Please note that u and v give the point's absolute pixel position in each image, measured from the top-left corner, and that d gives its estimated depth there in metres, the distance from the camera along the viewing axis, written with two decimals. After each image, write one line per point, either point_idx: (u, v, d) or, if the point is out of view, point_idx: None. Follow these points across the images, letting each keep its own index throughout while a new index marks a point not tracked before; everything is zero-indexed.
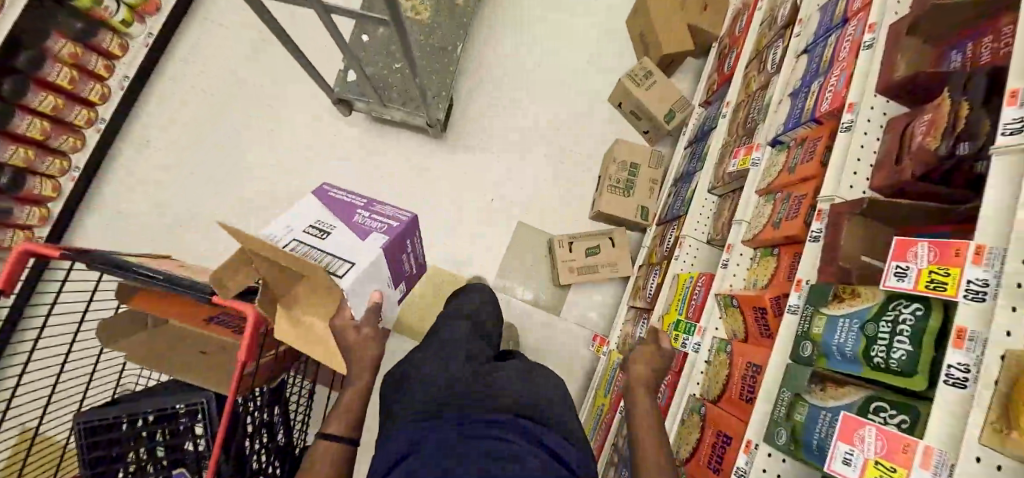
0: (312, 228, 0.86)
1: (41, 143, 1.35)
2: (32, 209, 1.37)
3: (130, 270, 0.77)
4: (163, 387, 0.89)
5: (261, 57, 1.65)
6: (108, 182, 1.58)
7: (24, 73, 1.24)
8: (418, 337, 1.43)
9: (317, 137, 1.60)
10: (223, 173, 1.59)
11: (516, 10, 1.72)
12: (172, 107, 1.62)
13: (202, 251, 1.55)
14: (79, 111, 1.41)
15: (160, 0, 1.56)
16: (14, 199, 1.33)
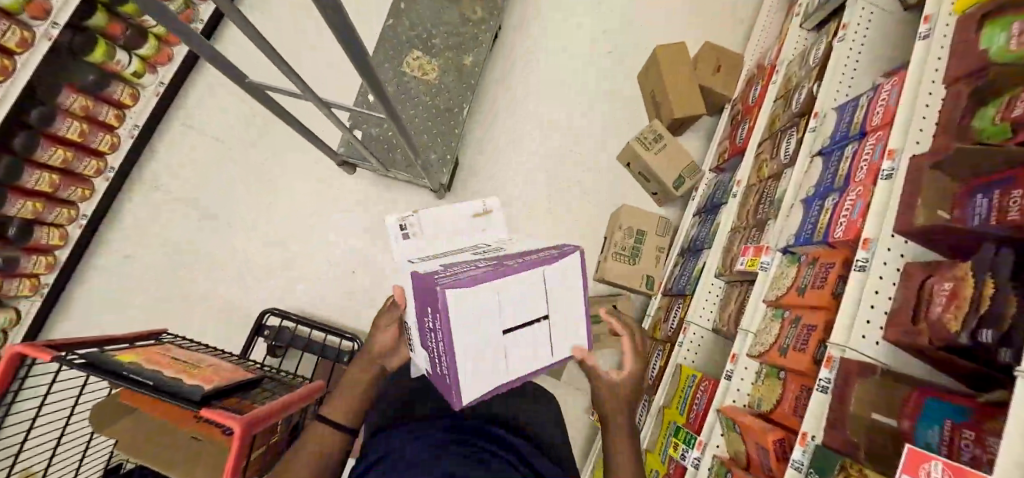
0: (480, 251, 0.71)
1: (50, 195, 1.36)
2: (39, 258, 1.39)
3: (122, 378, 0.77)
4: None
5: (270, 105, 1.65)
6: (116, 227, 1.59)
7: (35, 129, 1.24)
8: None
9: (320, 198, 1.60)
10: (223, 219, 1.60)
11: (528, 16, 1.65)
12: (180, 153, 1.63)
13: (203, 293, 1.57)
14: (89, 162, 1.42)
15: (173, 50, 1.57)
16: (21, 249, 1.35)
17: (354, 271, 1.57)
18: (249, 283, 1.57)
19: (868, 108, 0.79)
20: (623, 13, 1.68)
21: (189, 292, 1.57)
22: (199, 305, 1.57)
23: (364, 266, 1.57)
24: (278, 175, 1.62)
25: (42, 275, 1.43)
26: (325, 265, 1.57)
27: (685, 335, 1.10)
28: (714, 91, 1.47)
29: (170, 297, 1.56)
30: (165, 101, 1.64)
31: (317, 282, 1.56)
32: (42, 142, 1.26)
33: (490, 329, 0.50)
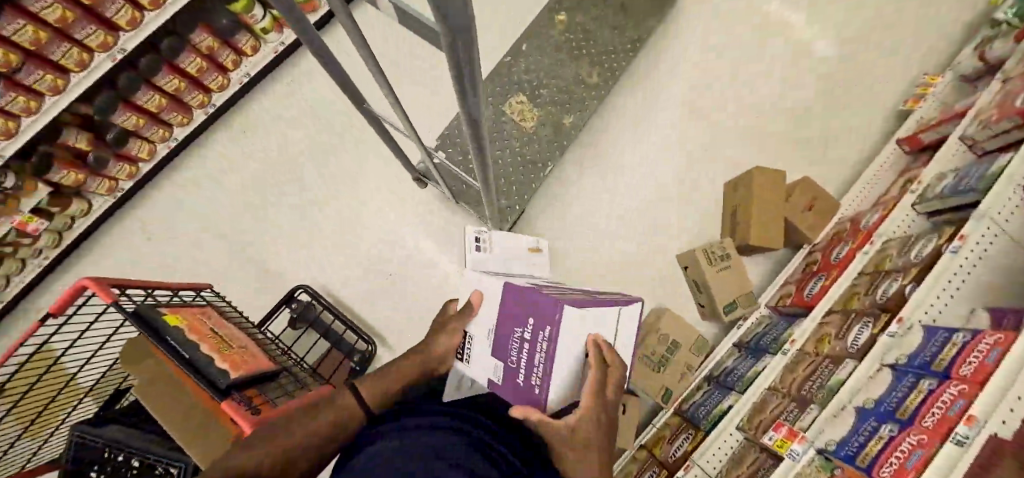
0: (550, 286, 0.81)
1: (155, 114, 1.46)
2: (124, 166, 1.50)
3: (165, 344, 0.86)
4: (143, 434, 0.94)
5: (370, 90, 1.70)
6: (196, 155, 1.68)
7: (163, 55, 1.34)
8: None
9: (385, 194, 1.65)
10: (291, 181, 1.67)
11: (642, 91, 1.63)
12: (276, 108, 1.71)
13: (285, 266, 1.61)
14: (196, 95, 1.51)
15: None
16: (113, 154, 1.46)
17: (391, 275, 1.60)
18: (295, 252, 1.62)
19: (959, 352, 0.75)
20: (728, 107, 1.65)
21: (239, 240, 1.63)
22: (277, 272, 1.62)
23: (402, 274, 1.60)
24: (355, 162, 1.68)
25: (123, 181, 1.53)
26: (367, 259, 1.61)
27: (685, 472, 1.07)
28: (799, 230, 1.42)
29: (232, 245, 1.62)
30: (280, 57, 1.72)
31: (354, 271, 1.60)
32: (165, 68, 1.36)
33: (580, 348, 0.63)
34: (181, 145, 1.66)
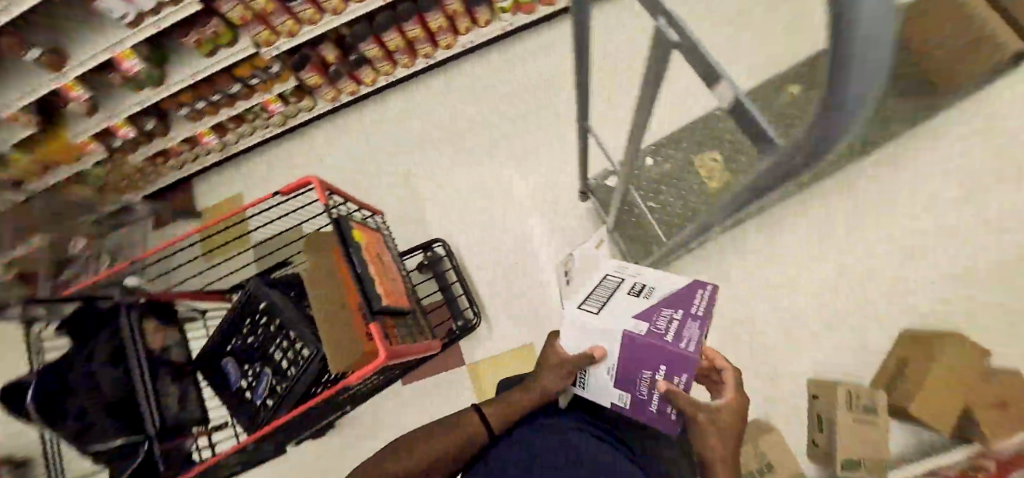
0: (635, 291, 0.84)
1: (391, 52, 1.75)
2: (349, 84, 1.79)
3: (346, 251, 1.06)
4: (300, 317, 1.22)
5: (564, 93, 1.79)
6: (400, 93, 1.92)
7: (417, 7, 1.62)
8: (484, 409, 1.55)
9: (538, 189, 1.71)
10: (463, 145, 1.82)
11: (833, 204, 1.53)
12: (478, 76, 1.88)
13: (421, 198, 1.79)
14: (425, 47, 1.76)
15: (538, 7, 1.79)
16: (349, 72, 1.77)
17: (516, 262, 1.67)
18: (442, 207, 1.76)
19: None
20: (937, 254, 1.43)
21: (405, 178, 1.83)
22: (411, 200, 1.80)
23: (526, 267, 1.65)
24: (526, 148, 1.76)
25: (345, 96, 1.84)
26: (499, 242, 1.68)
27: None
28: (982, 425, 1.17)
29: (398, 179, 1.83)
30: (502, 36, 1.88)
31: (482, 245, 1.70)
32: (414, 19, 1.63)
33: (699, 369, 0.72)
34: (396, 83, 1.92)
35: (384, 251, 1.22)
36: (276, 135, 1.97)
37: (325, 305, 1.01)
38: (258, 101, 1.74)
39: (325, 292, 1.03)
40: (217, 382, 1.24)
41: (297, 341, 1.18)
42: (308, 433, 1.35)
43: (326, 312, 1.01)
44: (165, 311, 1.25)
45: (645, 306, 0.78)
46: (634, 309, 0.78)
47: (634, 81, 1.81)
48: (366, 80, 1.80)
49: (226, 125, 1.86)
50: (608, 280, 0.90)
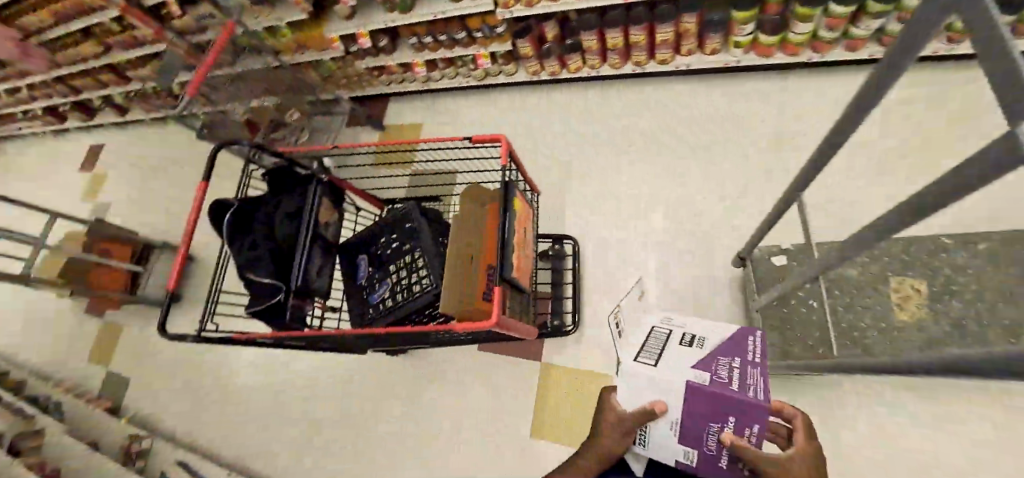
0: (689, 344, 0.85)
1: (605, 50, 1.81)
2: (555, 66, 1.91)
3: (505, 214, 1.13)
4: (429, 248, 1.28)
5: (751, 145, 1.76)
6: (595, 88, 2.04)
7: (651, 16, 1.65)
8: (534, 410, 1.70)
9: (681, 222, 1.72)
10: (629, 156, 1.89)
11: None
12: (673, 99, 1.93)
13: (570, 185, 1.92)
14: (639, 55, 1.79)
15: (775, 54, 1.69)
16: (559, 55, 1.88)
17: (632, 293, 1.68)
18: (585, 200, 1.87)
19: None
20: None
21: (570, 168, 1.97)
22: (561, 183, 1.93)
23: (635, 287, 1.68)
24: (696, 189, 1.75)
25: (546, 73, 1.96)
26: (623, 253, 1.74)
27: None
28: None
29: (557, 162, 1.97)
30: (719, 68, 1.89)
31: (605, 249, 1.77)
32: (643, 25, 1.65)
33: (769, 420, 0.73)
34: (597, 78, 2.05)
35: (530, 228, 1.27)
36: (472, 85, 2.16)
37: (461, 250, 1.15)
38: (474, 53, 1.90)
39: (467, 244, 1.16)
40: (349, 271, 1.41)
41: (416, 269, 1.26)
42: (392, 347, 1.48)
43: (460, 257, 1.14)
44: (339, 196, 1.42)
45: (702, 354, 0.81)
46: (692, 362, 0.80)
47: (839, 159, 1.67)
48: (573, 67, 1.91)
49: (437, 61, 2.08)
50: (656, 331, 0.90)
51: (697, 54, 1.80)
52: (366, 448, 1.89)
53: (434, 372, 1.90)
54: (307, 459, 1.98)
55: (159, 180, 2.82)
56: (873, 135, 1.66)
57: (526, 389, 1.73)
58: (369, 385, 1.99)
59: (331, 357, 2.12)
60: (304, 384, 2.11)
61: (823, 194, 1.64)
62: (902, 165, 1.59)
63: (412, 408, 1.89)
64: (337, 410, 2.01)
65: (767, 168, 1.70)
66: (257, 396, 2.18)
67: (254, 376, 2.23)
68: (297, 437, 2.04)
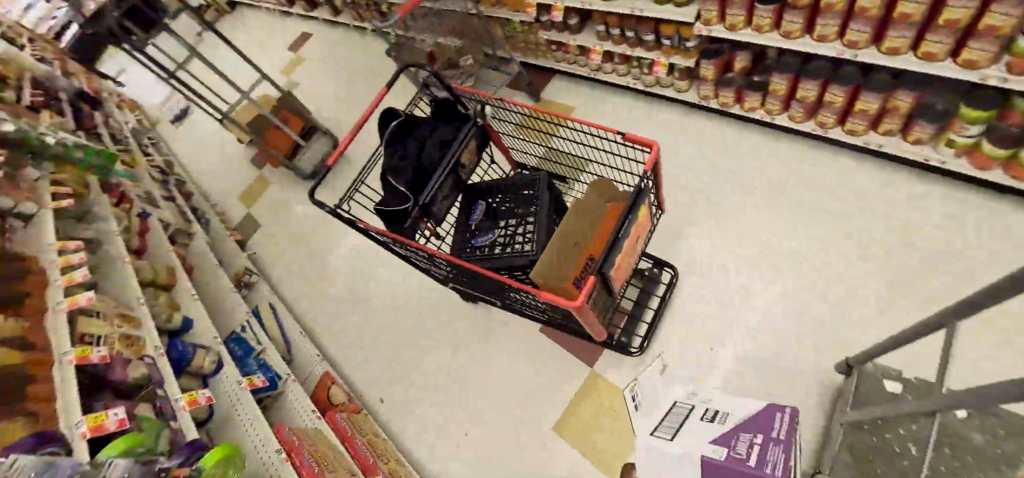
0: (710, 415, 1.18)
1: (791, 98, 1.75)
2: (731, 98, 1.92)
3: (627, 215, 1.15)
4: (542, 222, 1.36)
5: (912, 253, 1.56)
6: (759, 134, 1.98)
7: (856, 81, 1.55)
8: (572, 397, 1.76)
9: (792, 296, 1.62)
10: (766, 212, 1.81)
11: None
12: (840, 174, 1.78)
13: (692, 215, 1.90)
14: (825, 116, 1.70)
15: (993, 171, 1.47)
16: (742, 88, 1.87)
17: (711, 345, 1.62)
18: (701, 235, 1.85)
19: None
20: None
21: (698, 202, 1.93)
22: (684, 209, 1.93)
23: (716, 337, 1.63)
24: (827, 275, 1.61)
25: (716, 101, 1.97)
26: (717, 301, 1.69)
27: None
28: None
29: (689, 189, 1.96)
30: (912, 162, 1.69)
31: (700, 289, 1.73)
32: (846, 88, 1.56)
33: None
34: (765, 124, 1.98)
35: (643, 239, 1.27)
36: (639, 89, 2.24)
37: (571, 234, 1.20)
38: (655, 58, 1.97)
39: (579, 228, 1.20)
40: (465, 208, 1.51)
41: (523, 233, 1.35)
42: (471, 290, 1.58)
43: (567, 239, 1.19)
44: (485, 142, 1.52)
45: (725, 427, 1.09)
46: (716, 439, 1.05)
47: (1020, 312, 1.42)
48: (746, 104, 1.89)
49: (615, 56, 2.17)
50: (682, 406, 1.26)
51: (894, 137, 1.63)
52: (412, 364, 2.12)
53: (494, 327, 2.04)
54: (364, 349, 2.26)
55: (343, 79, 3.30)
56: None
57: (567, 384, 1.79)
58: (435, 315, 2.21)
59: (414, 278, 2.37)
60: (386, 289, 2.40)
61: (979, 340, 1.42)
62: None
63: (462, 350, 2.05)
64: (402, 322, 2.26)
65: (922, 285, 1.51)
66: (347, 281, 2.53)
67: (351, 264, 2.58)
68: (362, 328, 2.33)
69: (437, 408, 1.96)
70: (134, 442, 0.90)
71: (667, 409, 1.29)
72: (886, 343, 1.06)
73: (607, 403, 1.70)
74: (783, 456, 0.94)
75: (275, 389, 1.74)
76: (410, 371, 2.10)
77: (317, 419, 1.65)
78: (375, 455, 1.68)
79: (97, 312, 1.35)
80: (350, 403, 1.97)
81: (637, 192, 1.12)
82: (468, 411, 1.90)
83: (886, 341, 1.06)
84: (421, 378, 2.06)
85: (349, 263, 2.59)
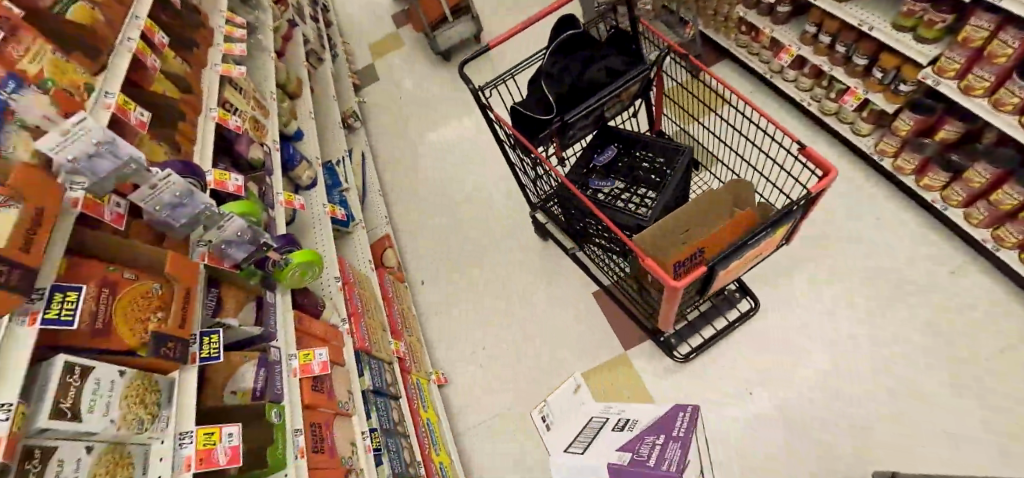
0: (621, 423, 1.23)
1: (983, 195, 1.51)
2: (912, 164, 1.69)
3: (763, 228, 1.07)
4: (666, 199, 1.38)
5: (1019, 410, 1.37)
6: (919, 216, 1.76)
7: None
8: (593, 365, 1.80)
9: (860, 384, 1.51)
10: (878, 294, 1.65)
11: None
12: (987, 296, 1.56)
13: (797, 260, 1.78)
14: (1008, 231, 1.47)
15: None
16: (931, 160, 1.64)
17: (751, 389, 1.58)
18: (797, 283, 1.73)
19: None
20: None
21: (811, 254, 1.80)
22: (791, 251, 1.81)
23: (760, 382, 1.58)
24: (913, 389, 1.45)
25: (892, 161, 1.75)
26: (779, 350, 1.62)
27: None
28: None
29: (807, 234, 1.83)
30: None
31: (769, 333, 1.66)
32: None
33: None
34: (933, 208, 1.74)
35: (764, 258, 1.19)
36: (812, 111, 2.02)
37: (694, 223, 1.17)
38: (850, 86, 1.76)
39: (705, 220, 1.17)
40: (597, 148, 1.55)
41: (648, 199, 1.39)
42: (571, 224, 1.68)
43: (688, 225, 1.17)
44: (643, 90, 1.42)
45: (634, 433, 1.12)
46: (623, 447, 1.04)
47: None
48: (925, 179, 1.67)
49: (806, 65, 1.95)
50: (595, 420, 1.33)
51: None
52: (461, 266, 2.20)
53: (551, 269, 2.07)
54: (427, 233, 2.38)
55: None
56: None
57: (593, 350, 1.83)
58: (500, 234, 2.24)
59: (497, 192, 2.39)
60: (467, 189, 2.44)
61: None
62: None
63: (511, 277, 2.11)
64: (469, 226, 2.32)
65: (1015, 450, 1.32)
66: (435, 166, 2.59)
67: (445, 153, 2.62)
68: (432, 214, 2.43)
69: (487, 319, 2.03)
70: (250, 210, 0.98)
71: (582, 423, 1.34)
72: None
73: (622, 386, 1.72)
74: (679, 453, 0.93)
75: (346, 227, 1.85)
76: (472, 278, 2.16)
77: (371, 270, 1.77)
78: (404, 325, 1.80)
79: (241, 88, 1.46)
80: (398, 270, 2.10)
81: (788, 209, 1.03)
82: (512, 333, 1.96)
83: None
84: (482, 291, 2.11)
85: (443, 151, 2.64)
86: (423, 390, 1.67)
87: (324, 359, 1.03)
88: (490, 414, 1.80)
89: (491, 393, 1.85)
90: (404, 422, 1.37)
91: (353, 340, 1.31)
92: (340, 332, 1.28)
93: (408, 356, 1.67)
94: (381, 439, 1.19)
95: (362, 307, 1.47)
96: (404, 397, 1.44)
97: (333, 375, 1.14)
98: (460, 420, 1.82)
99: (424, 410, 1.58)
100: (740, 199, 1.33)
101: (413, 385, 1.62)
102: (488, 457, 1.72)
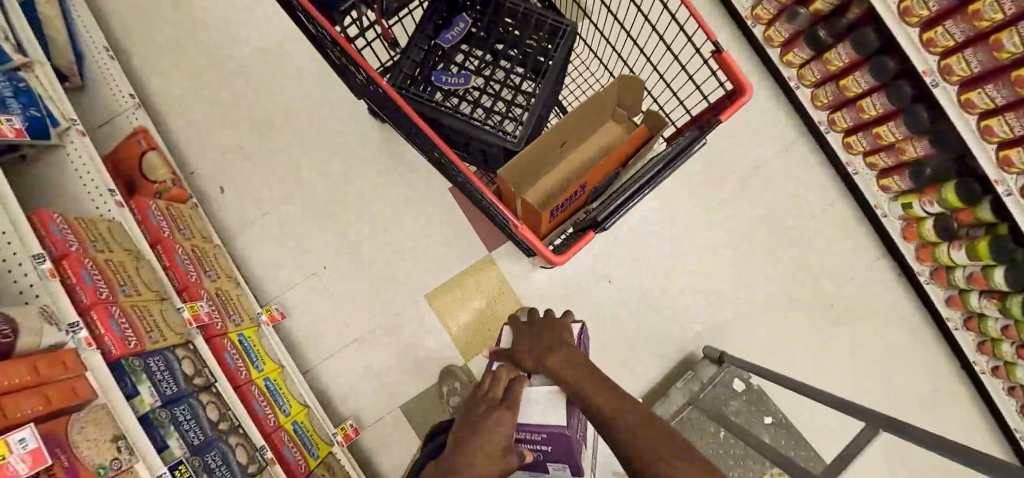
0: None
1: (832, 77, 1.52)
2: (782, 36, 1.59)
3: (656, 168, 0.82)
4: (531, 99, 1.00)
5: (804, 268, 1.70)
6: (771, 93, 1.77)
7: (896, 105, 1.35)
8: (464, 272, 1.66)
9: (696, 262, 1.69)
10: (723, 176, 1.73)
11: None
12: (806, 172, 1.73)
13: None
14: (842, 115, 1.55)
15: (909, 241, 1.59)
16: (799, 34, 1.54)
17: (609, 278, 1.67)
18: None
19: None
20: None
21: None
22: None
23: (618, 273, 1.68)
24: (734, 263, 1.69)
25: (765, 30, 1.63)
26: (634, 240, 1.69)
27: None
28: None
29: None
30: (863, 202, 1.69)
31: (627, 224, 1.71)
32: (886, 107, 1.38)
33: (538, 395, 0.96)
34: (783, 85, 1.75)
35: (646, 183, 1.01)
36: None
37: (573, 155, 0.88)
38: None
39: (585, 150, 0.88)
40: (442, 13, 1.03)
41: (512, 101, 1.02)
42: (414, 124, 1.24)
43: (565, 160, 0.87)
44: None
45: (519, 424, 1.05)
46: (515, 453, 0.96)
47: (830, 347, 1.67)
48: (789, 54, 1.60)
49: None
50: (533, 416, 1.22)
51: (874, 170, 1.59)
52: (282, 164, 1.69)
53: (405, 165, 1.70)
54: (223, 118, 1.71)
55: None
56: (884, 349, 1.67)
57: (461, 258, 1.66)
58: (336, 127, 1.71)
59: (324, 71, 1.74)
60: (281, 75, 1.73)
61: (813, 359, 1.66)
62: (867, 386, 1.66)
63: (355, 180, 1.69)
64: (296, 121, 1.72)
65: (793, 299, 1.68)
66: (216, 15, 1.77)
67: (235, 12, 1.77)
68: (224, 88, 1.73)
69: (358, 257, 1.66)
70: None
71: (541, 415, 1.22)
72: (780, 378, 1.13)
73: (491, 293, 1.65)
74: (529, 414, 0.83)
75: (48, 142, 1.11)
76: (325, 178, 1.69)
77: (116, 209, 1.14)
78: (199, 271, 1.31)
79: None
80: (174, 184, 1.45)
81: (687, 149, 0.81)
82: (388, 259, 1.66)
83: (772, 371, 1.15)
84: (347, 204, 1.68)
85: (234, 5, 1.77)
86: (250, 348, 1.34)
87: (34, 448, 0.64)
88: (349, 341, 1.61)
89: (349, 318, 1.62)
90: (228, 411, 1.10)
91: (105, 348, 0.89)
92: (72, 350, 0.83)
93: (216, 315, 1.26)
94: (193, 468, 0.92)
95: (105, 288, 0.95)
96: (222, 379, 1.14)
97: (74, 426, 0.76)
98: (317, 353, 1.60)
99: (260, 371, 1.31)
100: (625, 96, 1.04)
101: (231, 347, 1.26)
102: (352, 385, 1.59)
